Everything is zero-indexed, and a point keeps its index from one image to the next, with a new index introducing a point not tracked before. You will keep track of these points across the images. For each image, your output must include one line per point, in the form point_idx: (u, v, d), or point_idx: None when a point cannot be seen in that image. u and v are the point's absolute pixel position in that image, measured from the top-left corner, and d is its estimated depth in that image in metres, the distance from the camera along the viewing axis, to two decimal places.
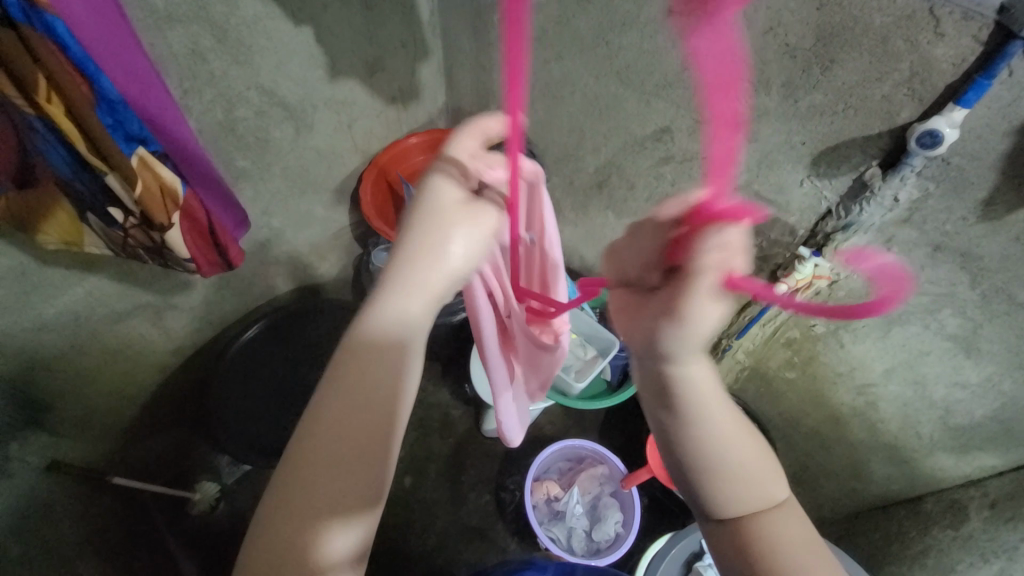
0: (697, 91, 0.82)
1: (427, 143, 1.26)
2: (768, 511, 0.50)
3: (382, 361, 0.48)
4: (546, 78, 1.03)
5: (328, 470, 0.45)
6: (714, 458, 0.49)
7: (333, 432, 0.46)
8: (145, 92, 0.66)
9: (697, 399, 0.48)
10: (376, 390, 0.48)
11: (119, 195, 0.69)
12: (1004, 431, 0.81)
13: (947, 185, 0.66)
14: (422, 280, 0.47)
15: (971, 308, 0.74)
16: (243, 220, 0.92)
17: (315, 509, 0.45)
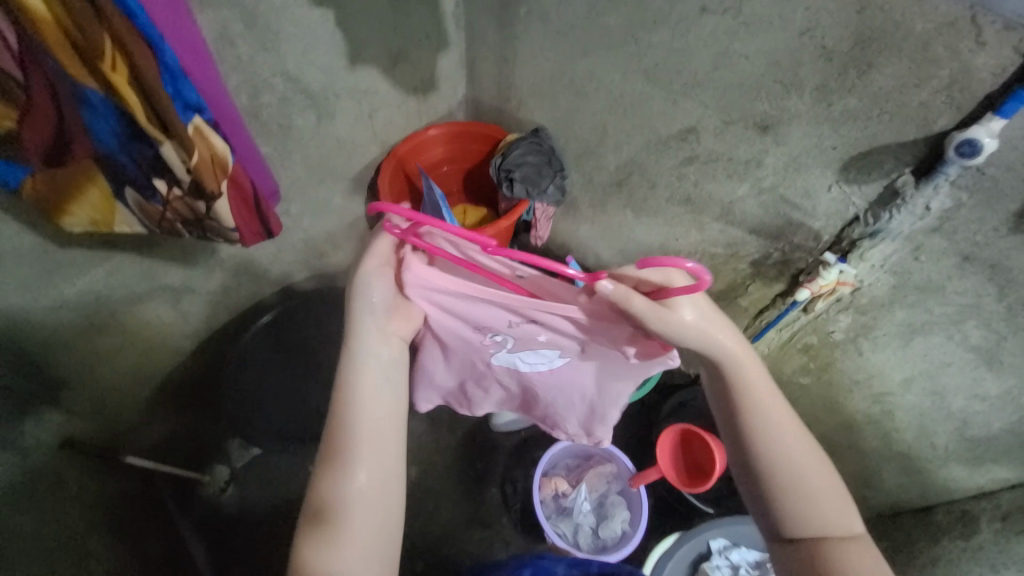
0: (726, 92, 0.81)
1: (447, 135, 1.27)
2: (839, 529, 0.53)
3: (365, 384, 0.57)
4: (572, 74, 1.02)
5: (348, 483, 0.54)
6: (788, 467, 0.54)
7: (364, 417, 0.56)
8: (196, 65, 0.70)
9: (760, 402, 0.54)
10: (370, 409, 0.57)
11: (171, 163, 0.69)
12: (1019, 443, 0.81)
13: (981, 196, 0.65)
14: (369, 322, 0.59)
15: (996, 321, 0.73)
16: (275, 191, 0.93)
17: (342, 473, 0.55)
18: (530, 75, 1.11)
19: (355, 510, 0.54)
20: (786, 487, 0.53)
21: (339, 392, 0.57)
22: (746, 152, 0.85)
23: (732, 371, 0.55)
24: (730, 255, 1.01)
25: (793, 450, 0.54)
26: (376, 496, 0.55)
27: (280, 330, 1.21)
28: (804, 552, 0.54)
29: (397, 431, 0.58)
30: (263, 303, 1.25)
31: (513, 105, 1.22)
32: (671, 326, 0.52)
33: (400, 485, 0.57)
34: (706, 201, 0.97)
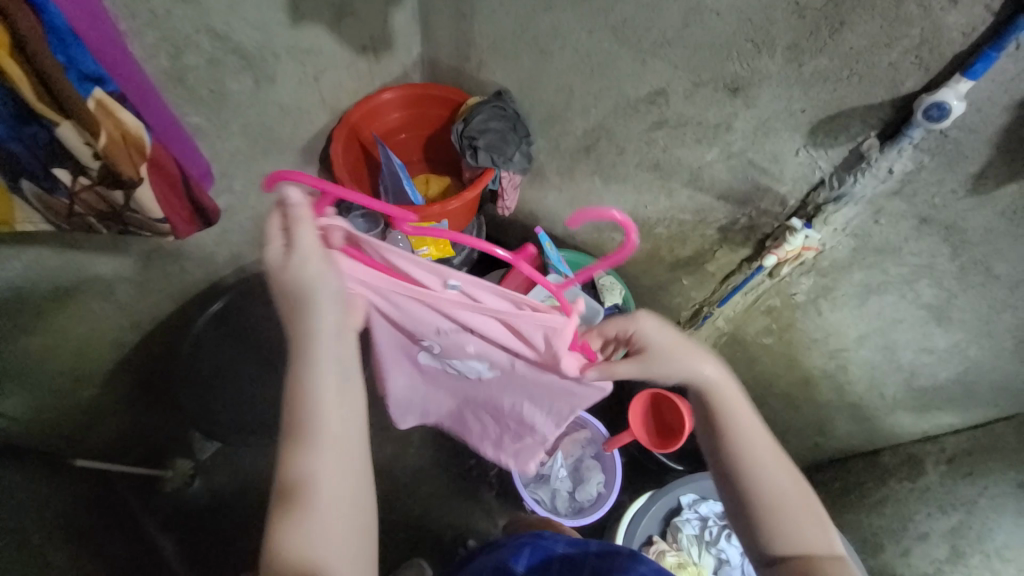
0: (696, 51, 0.78)
1: (403, 99, 1.18)
2: (820, 545, 0.56)
3: (321, 381, 0.53)
4: (536, 31, 0.96)
5: (315, 483, 0.51)
6: (768, 484, 0.57)
7: (330, 395, 0.54)
8: (88, 21, 0.60)
9: (740, 422, 0.59)
10: (332, 396, 0.54)
11: (74, 148, 0.62)
12: (963, 390, 0.87)
13: (941, 159, 0.67)
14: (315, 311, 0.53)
15: (949, 279, 0.76)
16: (209, 170, 0.84)
17: (312, 455, 0.52)
18: (491, 32, 1.04)
19: (326, 511, 0.51)
20: (766, 498, 0.56)
21: (296, 392, 0.53)
22: (716, 116, 0.83)
23: (714, 391, 0.59)
24: (698, 221, 1.00)
25: (771, 465, 0.58)
26: (344, 495, 0.52)
27: (234, 316, 1.12)
28: (788, 566, 0.55)
29: (359, 425, 0.55)
30: (208, 292, 1.17)
31: (472, 65, 1.14)
32: (658, 368, 0.59)
33: (370, 480, 0.55)
34: (675, 167, 0.95)
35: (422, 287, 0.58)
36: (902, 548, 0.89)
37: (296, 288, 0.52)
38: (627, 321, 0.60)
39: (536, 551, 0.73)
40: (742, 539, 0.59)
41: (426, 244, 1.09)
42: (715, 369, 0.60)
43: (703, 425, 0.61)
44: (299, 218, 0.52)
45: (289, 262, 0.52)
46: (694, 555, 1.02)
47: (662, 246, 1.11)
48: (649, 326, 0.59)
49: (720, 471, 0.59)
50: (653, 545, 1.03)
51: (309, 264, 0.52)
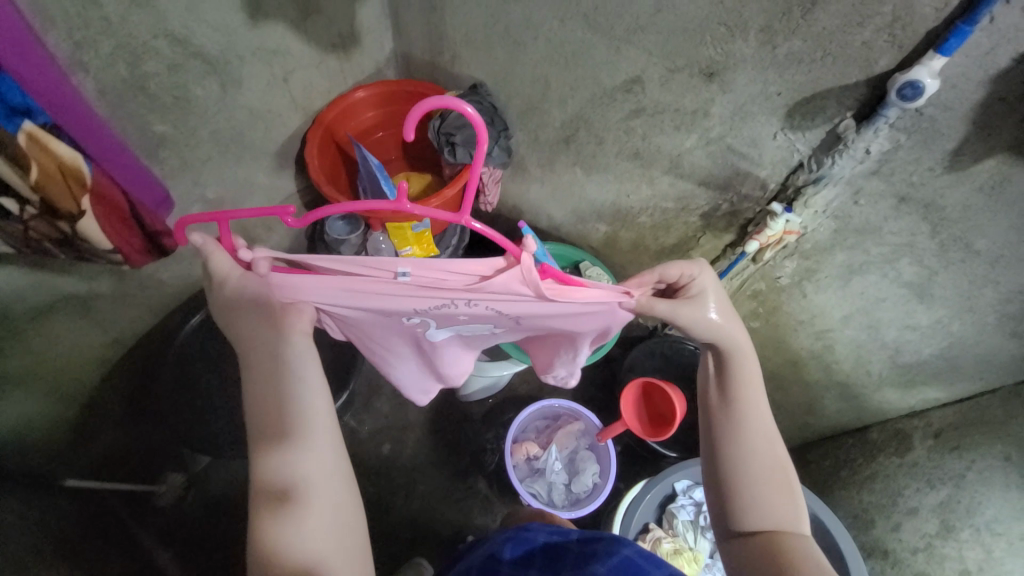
0: (670, 37, 0.77)
1: (376, 96, 1.15)
2: (783, 519, 0.56)
3: (277, 376, 0.54)
4: (507, 21, 0.94)
5: (289, 478, 0.52)
6: (747, 449, 0.57)
7: (282, 387, 0.54)
8: (15, 52, 0.58)
9: (741, 386, 0.59)
10: (287, 387, 0.54)
11: (9, 182, 0.63)
12: (947, 365, 0.88)
13: (917, 138, 0.66)
14: (254, 314, 0.55)
15: (928, 257, 0.76)
16: (165, 197, 0.84)
17: (275, 446, 0.52)
18: (463, 24, 1.01)
19: (304, 502, 0.51)
20: (747, 473, 0.57)
21: (256, 397, 0.54)
22: (693, 102, 0.82)
23: (727, 359, 0.59)
24: (680, 208, 1.00)
25: (763, 446, 0.58)
26: (322, 485, 0.53)
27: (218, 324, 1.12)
28: (754, 539, 0.56)
29: (327, 414, 0.55)
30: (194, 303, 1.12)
31: (446, 59, 1.12)
32: (694, 315, 0.58)
33: (342, 463, 0.55)
34: (654, 155, 0.94)
35: (363, 274, 0.55)
36: (892, 522, 0.89)
37: (242, 306, 0.55)
38: (692, 268, 0.59)
39: (518, 538, 0.73)
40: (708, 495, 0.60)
41: (409, 244, 1.08)
42: (737, 340, 0.59)
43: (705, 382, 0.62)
44: (210, 253, 0.54)
45: (226, 292, 0.55)
46: (689, 540, 1.02)
47: (647, 234, 1.11)
48: (708, 279, 0.60)
49: (705, 427, 0.60)
50: (649, 533, 1.04)
51: (233, 285, 0.54)
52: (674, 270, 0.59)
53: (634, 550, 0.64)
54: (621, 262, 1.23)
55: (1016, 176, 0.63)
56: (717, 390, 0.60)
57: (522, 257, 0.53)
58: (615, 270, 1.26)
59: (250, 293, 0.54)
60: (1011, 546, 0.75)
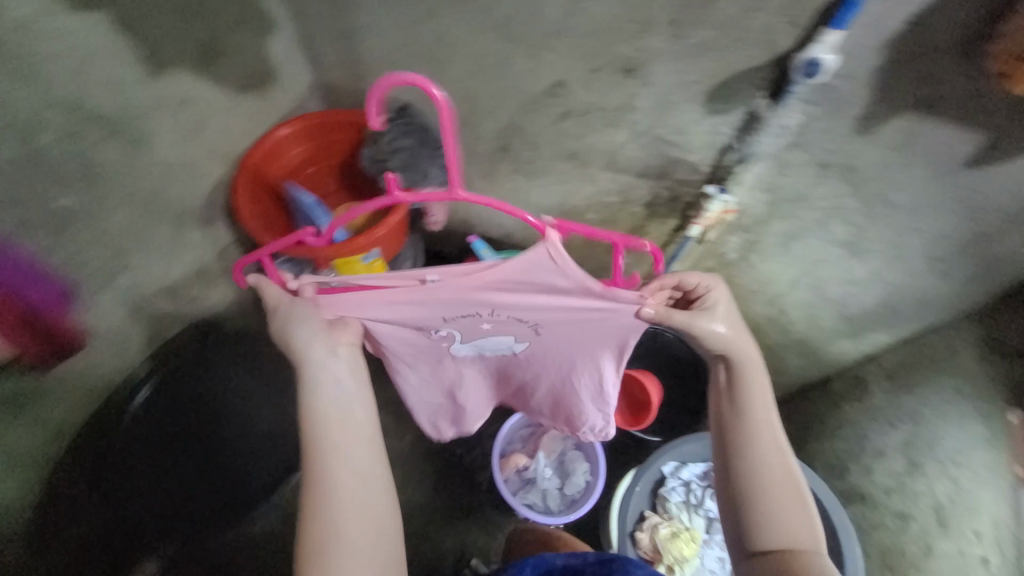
0: (585, 39, 0.78)
1: (302, 131, 1.11)
2: (797, 531, 0.59)
3: (327, 409, 0.65)
4: (424, 40, 0.92)
5: (334, 499, 0.61)
6: (760, 462, 0.61)
7: (332, 425, 0.64)
8: None
9: (752, 401, 0.63)
10: (336, 423, 0.64)
11: None
12: (888, 312, 0.92)
13: (827, 108, 0.69)
14: (309, 353, 0.65)
15: (855, 216, 0.80)
16: (67, 291, 0.88)
17: (328, 477, 0.62)
18: (379, 48, 0.99)
19: (348, 519, 0.61)
20: (757, 484, 0.60)
21: (307, 422, 0.64)
22: (617, 99, 0.83)
23: (737, 370, 0.64)
24: (623, 201, 1.01)
25: (773, 459, 0.61)
26: (366, 511, 0.62)
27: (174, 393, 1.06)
28: (770, 552, 0.59)
29: (370, 447, 0.65)
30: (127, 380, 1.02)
31: (368, 83, 1.09)
32: (705, 328, 0.63)
33: (381, 492, 0.64)
34: (590, 153, 0.95)
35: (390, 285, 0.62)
36: (864, 467, 0.95)
37: (296, 338, 0.66)
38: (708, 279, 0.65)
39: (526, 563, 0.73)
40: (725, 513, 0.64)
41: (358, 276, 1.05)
42: (746, 354, 0.64)
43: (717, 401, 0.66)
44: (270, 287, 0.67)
45: (285, 316, 0.66)
46: (685, 521, 1.05)
47: (596, 230, 1.12)
48: (721, 294, 0.65)
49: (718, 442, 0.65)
50: (645, 521, 1.05)
51: (290, 318, 0.66)
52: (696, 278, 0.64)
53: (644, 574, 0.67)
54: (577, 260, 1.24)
55: (922, 132, 0.66)
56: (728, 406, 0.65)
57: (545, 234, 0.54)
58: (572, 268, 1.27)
59: (308, 329, 0.65)
60: (975, 475, 0.81)
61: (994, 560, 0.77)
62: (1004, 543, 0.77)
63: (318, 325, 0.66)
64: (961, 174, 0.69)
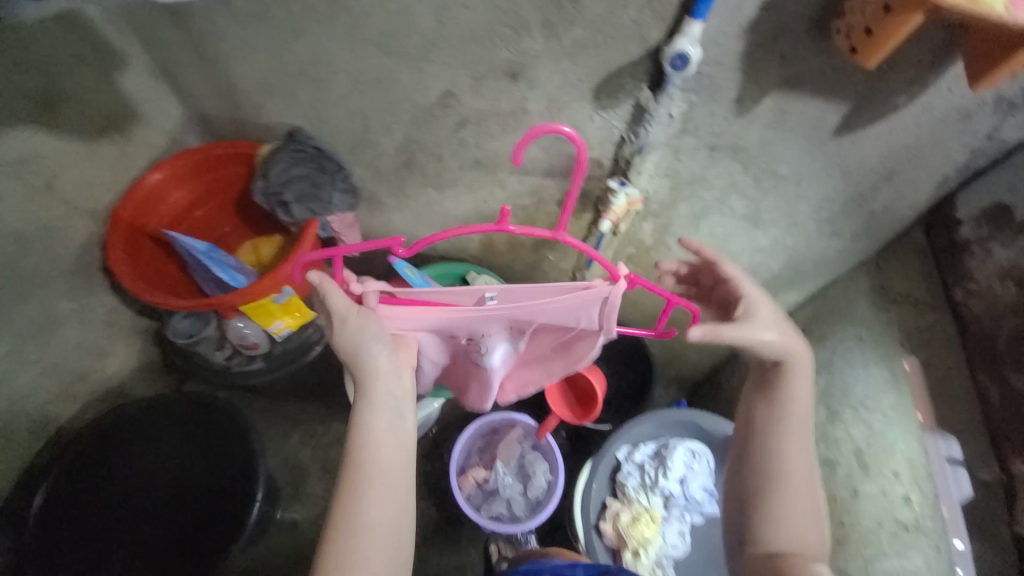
0: (462, 46, 0.74)
1: (180, 171, 1.00)
2: (807, 519, 0.62)
3: (378, 420, 0.63)
4: (296, 61, 0.85)
5: (361, 522, 0.58)
6: (785, 457, 0.64)
7: (379, 443, 0.62)
8: None
9: (794, 400, 0.65)
10: (383, 440, 0.62)
11: None
12: (795, 273, 0.98)
13: (704, 94, 0.71)
14: (370, 356, 0.64)
15: (749, 190, 0.84)
16: None
17: (363, 496, 0.59)
18: (251, 73, 0.90)
19: (375, 542, 0.59)
20: (777, 474, 0.63)
21: (355, 429, 0.62)
22: (508, 103, 0.81)
23: (785, 377, 0.65)
24: (536, 201, 1.00)
25: (797, 455, 0.64)
26: (394, 534, 0.60)
27: (107, 451, 1.07)
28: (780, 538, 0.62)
29: (406, 469, 0.63)
30: (55, 453, 1.05)
31: (248, 110, 0.99)
32: (750, 334, 0.63)
33: (408, 519, 0.62)
34: (494, 159, 0.93)
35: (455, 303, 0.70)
36: None
37: (359, 342, 0.63)
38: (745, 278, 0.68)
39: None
40: (738, 502, 0.66)
41: (277, 318, 1.04)
42: (796, 367, 0.64)
43: (760, 402, 0.67)
44: (330, 290, 0.64)
45: (343, 323, 0.63)
46: (643, 502, 1.05)
47: (517, 232, 1.10)
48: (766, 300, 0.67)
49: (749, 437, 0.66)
50: (608, 510, 1.06)
51: (350, 322, 0.63)
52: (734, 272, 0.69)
53: None
54: (506, 263, 1.22)
55: (791, 107, 0.69)
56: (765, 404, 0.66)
57: (620, 279, 0.66)
58: (503, 272, 1.25)
59: (370, 334, 0.64)
60: (886, 417, 0.82)
61: (915, 498, 0.75)
62: (918, 479, 0.75)
63: (382, 334, 0.65)
64: (834, 142, 0.72)
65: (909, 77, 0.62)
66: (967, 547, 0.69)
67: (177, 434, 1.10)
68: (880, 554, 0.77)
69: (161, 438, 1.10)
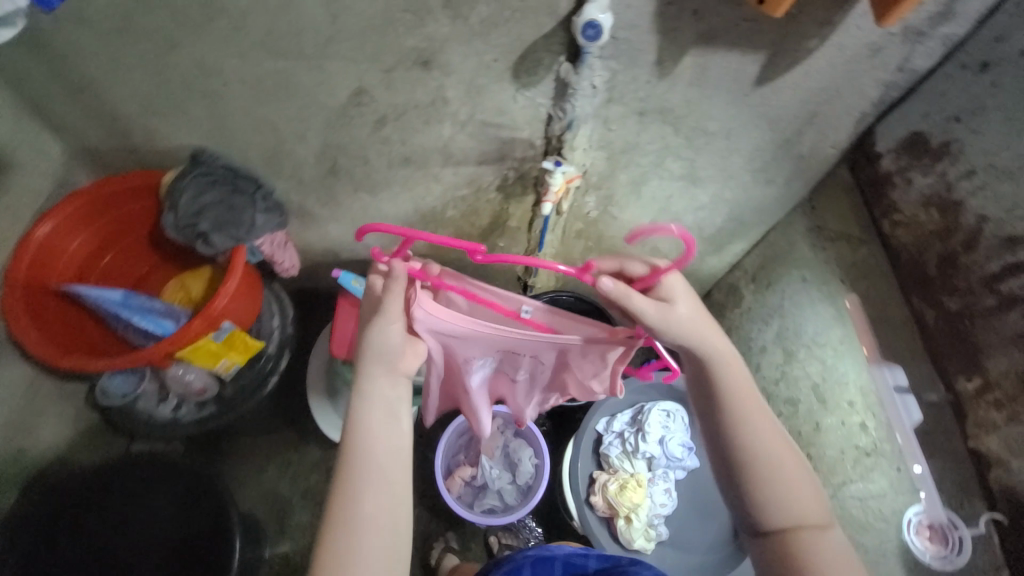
0: (363, 38, 0.68)
1: (76, 217, 0.90)
2: (806, 518, 0.57)
3: (376, 409, 0.59)
4: (181, 75, 0.76)
5: (356, 514, 0.54)
6: (760, 453, 0.58)
7: (375, 435, 0.58)
8: None
9: (743, 390, 0.60)
10: (379, 432, 0.58)
11: None
12: (738, 224, 1.00)
13: (624, 60, 0.68)
14: (379, 347, 0.61)
15: (683, 150, 0.83)
16: None
17: (357, 491, 0.55)
18: (131, 95, 0.80)
19: (371, 540, 0.53)
20: (758, 473, 0.58)
21: (353, 417, 0.59)
22: (426, 94, 0.76)
23: (717, 367, 0.60)
24: (475, 190, 0.96)
25: (774, 446, 0.59)
26: (388, 533, 0.54)
27: (60, 523, 0.98)
28: (777, 538, 0.57)
29: (404, 464, 0.59)
30: (11, 537, 0.96)
31: (139, 136, 0.89)
32: (665, 321, 0.59)
33: (405, 518, 0.56)
34: (423, 154, 0.88)
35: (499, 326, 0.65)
36: (755, 364, 1.04)
37: (381, 339, 0.61)
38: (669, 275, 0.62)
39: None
40: (733, 510, 0.60)
41: (223, 354, 0.97)
42: (721, 351, 0.61)
43: (702, 398, 0.62)
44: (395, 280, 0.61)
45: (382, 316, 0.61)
46: (628, 468, 1.07)
47: (461, 225, 1.06)
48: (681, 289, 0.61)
49: (715, 441, 0.61)
50: (596, 482, 1.08)
51: (386, 318, 0.61)
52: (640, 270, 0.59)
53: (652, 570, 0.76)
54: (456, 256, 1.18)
55: (710, 64, 0.68)
56: (712, 400, 0.61)
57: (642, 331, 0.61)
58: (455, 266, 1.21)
59: (390, 334, 0.61)
60: (836, 351, 0.86)
61: (871, 423, 0.79)
62: (871, 405, 0.79)
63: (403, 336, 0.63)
64: (757, 93, 0.72)
65: (820, 17, 0.62)
66: (927, 469, 0.71)
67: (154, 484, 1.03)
68: (847, 481, 0.83)
69: (122, 503, 1.01)
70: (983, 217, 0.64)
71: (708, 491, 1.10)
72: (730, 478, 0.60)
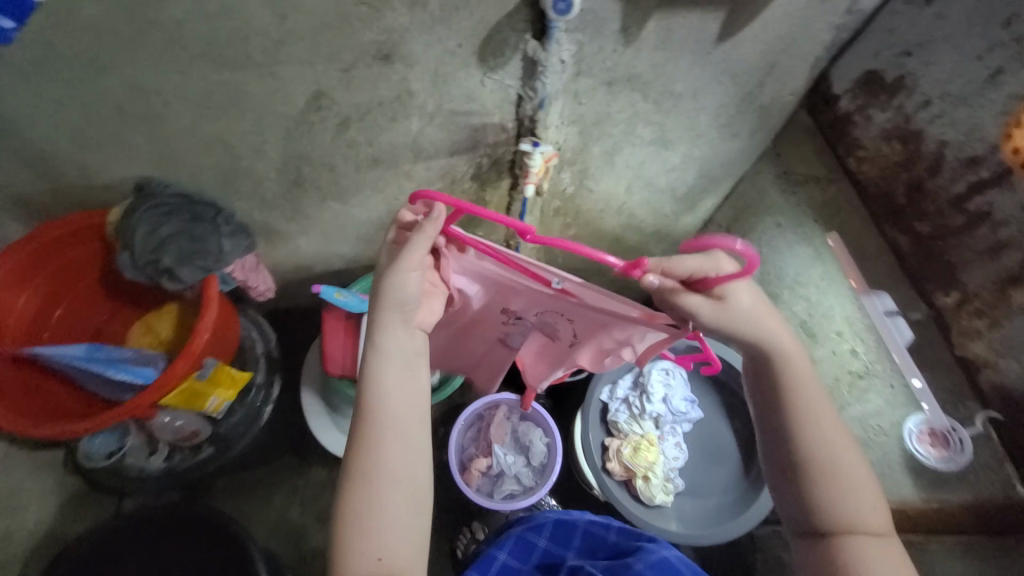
0: (316, 37, 0.64)
1: (11, 281, 0.82)
2: (862, 522, 0.59)
3: (392, 368, 0.56)
4: (114, 101, 0.69)
5: (380, 471, 0.53)
6: (819, 453, 0.60)
7: (392, 392, 0.56)
8: None
9: (806, 389, 0.60)
10: (396, 391, 0.56)
11: None
12: (707, 180, 1.02)
13: (590, 31, 0.67)
14: (396, 298, 0.56)
15: (653, 115, 0.84)
16: None
17: (377, 447, 0.54)
18: (57, 130, 0.72)
19: (393, 500, 0.53)
20: (818, 471, 0.59)
21: (367, 369, 0.56)
22: (390, 89, 0.72)
23: (782, 369, 0.60)
24: (450, 182, 0.93)
25: (837, 446, 0.60)
26: (411, 489, 0.54)
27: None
28: (831, 540, 0.59)
29: (421, 423, 0.57)
30: None
31: (72, 174, 0.80)
32: (723, 319, 0.58)
33: (426, 477, 0.56)
34: (392, 152, 0.84)
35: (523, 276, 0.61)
36: None
37: (399, 285, 0.56)
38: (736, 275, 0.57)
39: (520, 543, 0.82)
40: (783, 509, 0.63)
41: (209, 393, 0.91)
42: (771, 330, 0.60)
43: (762, 402, 0.63)
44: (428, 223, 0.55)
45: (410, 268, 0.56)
46: (637, 430, 1.10)
47: None
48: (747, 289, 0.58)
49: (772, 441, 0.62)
50: (610, 449, 1.11)
51: (408, 267, 0.56)
52: (694, 264, 0.57)
53: (675, 554, 0.77)
54: None
55: (673, 26, 0.69)
56: (774, 401, 0.62)
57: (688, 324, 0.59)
58: None
59: (409, 287, 0.56)
60: (818, 288, 0.91)
61: (861, 348, 0.86)
62: (858, 331, 0.86)
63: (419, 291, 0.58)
64: (720, 50, 0.74)
65: None
66: (924, 381, 0.78)
67: (149, 545, 0.96)
68: None
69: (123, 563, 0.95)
70: (943, 142, 0.69)
71: (716, 438, 1.16)
72: (787, 477, 0.62)
